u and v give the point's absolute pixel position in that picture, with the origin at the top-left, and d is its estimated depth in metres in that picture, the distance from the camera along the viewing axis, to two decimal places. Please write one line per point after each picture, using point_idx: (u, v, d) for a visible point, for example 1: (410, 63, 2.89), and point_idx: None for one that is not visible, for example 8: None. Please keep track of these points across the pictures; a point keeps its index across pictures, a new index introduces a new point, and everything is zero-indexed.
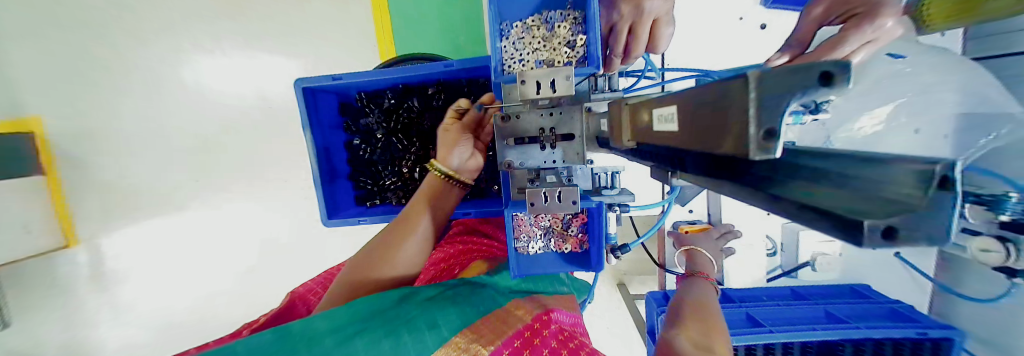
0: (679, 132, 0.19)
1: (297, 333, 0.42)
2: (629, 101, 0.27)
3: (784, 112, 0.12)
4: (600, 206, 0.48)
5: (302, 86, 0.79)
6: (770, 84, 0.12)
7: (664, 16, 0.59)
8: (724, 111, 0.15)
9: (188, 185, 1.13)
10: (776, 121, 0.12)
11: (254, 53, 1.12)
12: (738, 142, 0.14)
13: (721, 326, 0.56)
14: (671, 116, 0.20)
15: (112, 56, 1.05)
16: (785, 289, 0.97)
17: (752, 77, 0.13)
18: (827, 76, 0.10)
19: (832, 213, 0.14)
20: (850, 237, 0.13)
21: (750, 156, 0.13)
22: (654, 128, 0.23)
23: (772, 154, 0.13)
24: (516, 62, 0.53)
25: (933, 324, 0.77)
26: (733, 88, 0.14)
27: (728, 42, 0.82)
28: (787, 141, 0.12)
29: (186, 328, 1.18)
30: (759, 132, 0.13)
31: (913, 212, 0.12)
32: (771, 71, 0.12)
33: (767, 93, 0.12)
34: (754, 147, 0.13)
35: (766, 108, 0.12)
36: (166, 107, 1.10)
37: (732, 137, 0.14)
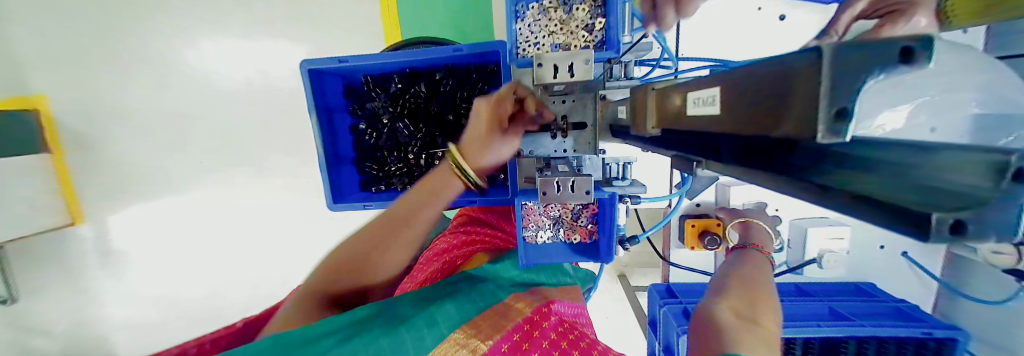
0: (721, 114, 0.19)
1: (292, 339, 0.41)
2: (656, 85, 0.26)
3: (856, 90, 0.11)
4: (613, 197, 0.47)
5: (307, 67, 0.78)
6: (844, 58, 0.11)
7: None
8: (787, 90, 0.14)
9: (194, 166, 1.13)
10: (849, 99, 0.11)
11: (258, 34, 1.10)
12: (801, 124, 0.13)
13: (775, 314, 0.50)
14: (712, 98, 0.19)
15: (116, 34, 1.03)
16: (790, 285, 0.99)
17: (824, 51, 0.11)
18: (907, 53, 0.10)
19: (893, 206, 0.13)
20: (910, 229, 0.12)
21: (817, 138, 0.12)
22: (688, 112, 0.22)
23: (841, 138, 0.12)
24: (531, 45, 0.52)
25: (939, 324, 0.76)
26: (794, 67, 0.13)
27: (745, 32, 0.80)
28: (861, 123, 0.11)
29: (189, 307, 1.20)
30: (829, 113, 0.12)
31: (985, 205, 0.11)
32: (848, 44, 0.11)
33: (839, 69, 0.11)
34: (820, 129, 0.12)
35: (834, 87, 0.11)
36: (171, 87, 1.09)
37: (788, 120, 0.14)
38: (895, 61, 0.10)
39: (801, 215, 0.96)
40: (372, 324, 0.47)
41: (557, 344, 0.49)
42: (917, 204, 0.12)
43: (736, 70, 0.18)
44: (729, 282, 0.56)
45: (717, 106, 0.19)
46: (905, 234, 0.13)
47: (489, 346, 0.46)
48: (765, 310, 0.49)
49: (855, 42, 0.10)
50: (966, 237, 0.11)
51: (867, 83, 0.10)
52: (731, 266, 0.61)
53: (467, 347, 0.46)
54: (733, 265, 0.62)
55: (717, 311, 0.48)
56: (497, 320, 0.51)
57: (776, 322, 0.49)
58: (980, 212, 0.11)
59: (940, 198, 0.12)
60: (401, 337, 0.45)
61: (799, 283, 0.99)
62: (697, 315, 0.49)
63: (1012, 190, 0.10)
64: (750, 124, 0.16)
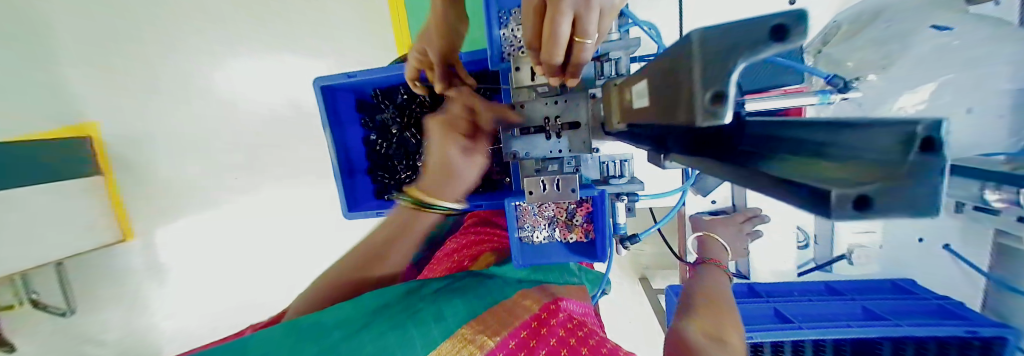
0: (649, 107, 0.18)
1: (303, 326, 0.44)
2: (617, 82, 0.27)
3: (730, 73, 0.11)
4: (604, 194, 0.48)
5: (320, 84, 0.84)
6: (715, 43, 0.12)
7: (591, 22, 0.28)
8: (679, 80, 0.14)
9: (227, 183, 1.22)
10: (724, 82, 0.11)
11: (278, 56, 1.18)
12: (687, 109, 0.13)
13: (736, 325, 0.53)
14: (643, 91, 0.19)
15: (157, 65, 1.14)
16: (819, 284, 0.93)
17: (696, 35, 0.12)
18: (780, 31, 0.10)
19: (805, 183, 0.12)
20: (818, 210, 0.12)
21: (699, 123, 0.12)
22: (634, 105, 0.22)
23: (721, 120, 0.12)
24: (516, 49, 0.54)
25: (985, 322, 0.70)
26: (683, 57, 0.13)
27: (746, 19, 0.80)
28: (735, 105, 0.12)
29: (224, 315, 1.28)
30: (708, 96, 0.12)
31: (888, 178, 0.10)
32: (715, 28, 0.11)
33: (713, 56, 0.12)
34: (700, 113, 0.12)
35: (709, 69, 0.12)
36: (205, 111, 1.18)
37: (681, 109, 0.14)
38: (765, 38, 0.10)
39: None
40: (382, 317, 0.48)
41: (564, 341, 0.49)
42: (821, 181, 0.12)
43: (657, 61, 0.18)
44: (699, 300, 0.58)
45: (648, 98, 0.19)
46: (811, 211, 0.12)
47: (496, 342, 0.46)
48: (736, 334, 0.50)
49: (723, 28, 0.11)
50: (868, 212, 0.10)
51: (736, 65, 0.11)
52: (697, 281, 0.64)
53: (474, 343, 0.46)
54: (691, 281, 0.64)
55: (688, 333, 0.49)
56: (505, 318, 0.52)
57: (745, 341, 0.50)
58: (884, 184, 0.10)
59: (842, 176, 0.12)
60: (409, 332, 0.45)
61: (829, 281, 0.93)
62: (669, 340, 0.50)
63: (921, 159, 0.10)
64: (663, 114, 0.16)
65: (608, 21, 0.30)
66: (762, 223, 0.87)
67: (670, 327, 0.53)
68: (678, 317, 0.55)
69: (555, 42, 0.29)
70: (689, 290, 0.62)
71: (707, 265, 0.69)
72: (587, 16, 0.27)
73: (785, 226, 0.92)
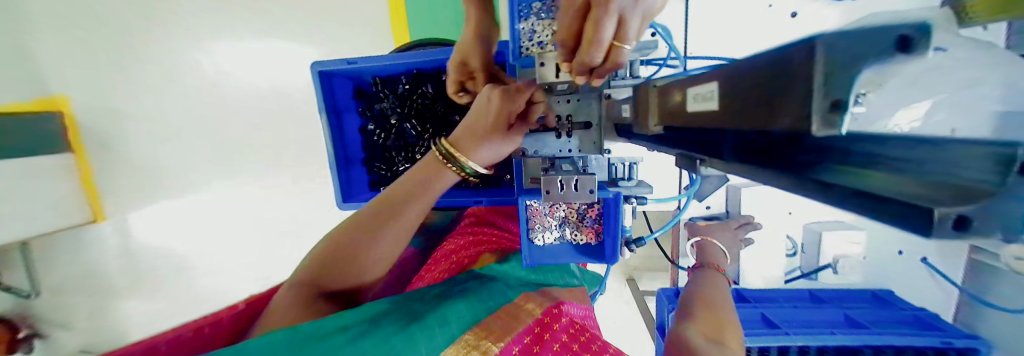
0: (721, 110, 0.18)
1: (302, 323, 0.42)
2: (657, 84, 0.26)
3: (852, 81, 0.11)
4: (618, 197, 0.47)
5: (318, 69, 0.81)
6: (839, 52, 0.11)
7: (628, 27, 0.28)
8: (781, 86, 0.14)
9: (212, 165, 1.16)
10: (845, 93, 0.11)
11: (271, 37, 1.12)
12: (797, 118, 0.13)
13: (734, 327, 0.53)
14: (710, 93, 0.19)
15: (138, 37, 1.08)
16: (804, 292, 0.96)
17: (818, 44, 0.12)
18: (904, 42, 0.10)
19: (892, 199, 0.13)
20: (912, 226, 0.12)
21: (812, 132, 0.12)
22: (688, 109, 0.21)
23: (835, 129, 0.12)
24: (535, 44, 0.53)
25: (958, 333, 0.74)
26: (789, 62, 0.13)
27: (743, 29, 0.86)
28: (854, 115, 0.12)
29: (202, 304, 1.23)
30: (824, 105, 0.12)
31: (999, 195, 0.10)
32: (836, 39, 0.11)
33: (835, 63, 0.11)
34: (816, 122, 0.12)
35: (830, 79, 0.12)
36: (190, 89, 1.12)
37: (784, 114, 0.14)
38: (892, 49, 0.10)
39: (814, 219, 0.95)
40: (386, 321, 0.46)
41: (568, 346, 0.50)
42: (911, 196, 0.12)
43: (731, 64, 0.18)
44: (699, 303, 0.59)
45: (715, 102, 0.19)
46: (909, 231, 0.13)
47: (501, 348, 0.47)
48: (734, 337, 0.51)
49: (852, 36, 0.11)
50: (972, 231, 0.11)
51: (864, 73, 0.10)
52: (698, 285, 0.65)
53: (479, 349, 0.46)
54: (691, 284, 0.66)
55: (691, 336, 0.50)
56: (509, 323, 0.52)
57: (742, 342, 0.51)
58: (991, 204, 0.10)
59: (931, 194, 0.11)
60: (414, 338, 0.44)
61: (814, 289, 0.96)
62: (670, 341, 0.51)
63: None
64: (746, 120, 0.16)
65: (643, 27, 0.30)
66: (754, 230, 0.90)
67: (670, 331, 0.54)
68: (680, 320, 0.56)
69: (597, 45, 0.28)
70: (691, 291, 0.64)
71: (706, 270, 0.70)
72: (631, 22, 0.28)
73: (775, 233, 0.95)
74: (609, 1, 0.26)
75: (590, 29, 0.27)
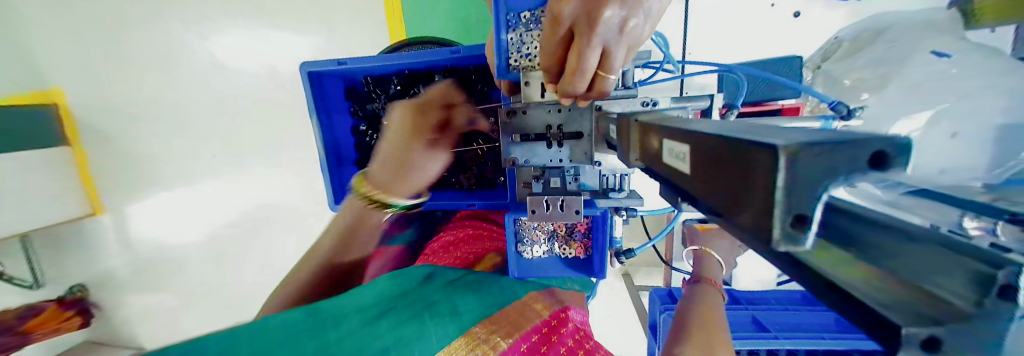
0: (692, 176, 0.16)
1: (323, 310, 0.44)
2: (640, 117, 0.24)
3: (818, 197, 0.10)
4: (605, 215, 0.46)
5: (307, 70, 0.79)
6: (802, 166, 0.10)
7: (612, 61, 0.29)
8: (746, 177, 0.12)
9: (210, 163, 1.16)
10: (808, 209, 0.11)
11: (262, 31, 1.10)
12: (760, 219, 0.12)
13: (728, 343, 0.52)
14: (682, 154, 0.17)
15: (129, 34, 1.06)
16: (796, 293, 0.96)
17: (781, 154, 0.10)
18: (877, 158, 0.10)
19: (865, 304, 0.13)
20: (884, 336, 0.12)
21: (775, 243, 0.12)
22: (663, 160, 0.19)
23: (800, 242, 0.11)
24: (523, 56, 0.51)
25: None
26: (751, 158, 0.12)
27: (745, 27, 0.84)
28: (818, 231, 0.11)
29: (201, 296, 1.25)
30: (786, 220, 0.11)
31: (955, 322, 0.11)
32: (805, 151, 0.10)
33: (800, 171, 0.10)
34: (778, 234, 0.11)
35: (795, 188, 0.11)
36: (183, 86, 1.11)
37: (749, 211, 0.12)
38: (862, 167, 0.10)
39: None
40: (401, 304, 0.48)
41: (574, 351, 0.47)
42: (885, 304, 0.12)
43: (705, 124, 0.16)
44: (694, 317, 0.58)
45: (687, 165, 0.16)
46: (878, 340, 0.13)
47: (509, 344, 0.45)
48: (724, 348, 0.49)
49: (812, 151, 0.10)
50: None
51: (827, 191, 0.10)
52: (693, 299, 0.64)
53: (488, 344, 0.44)
54: (687, 297, 0.67)
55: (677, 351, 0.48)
56: (517, 320, 0.50)
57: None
58: (957, 331, 0.11)
59: (921, 308, 0.12)
60: (425, 324, 0.44)
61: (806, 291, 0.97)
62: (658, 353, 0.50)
63: (995, 309, 0.11)
64: (715, 199, 0.14)
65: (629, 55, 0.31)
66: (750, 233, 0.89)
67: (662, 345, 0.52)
68: (672, 335, 0.55)
69: (580, 73, 0.29)
70: (687, 305, 0.63)
71: (704, 283, 0.71)
72: (615, 51, 0.29)
73: None
74: (591, 36, 0.28)
75: (573, 59, 0.29)
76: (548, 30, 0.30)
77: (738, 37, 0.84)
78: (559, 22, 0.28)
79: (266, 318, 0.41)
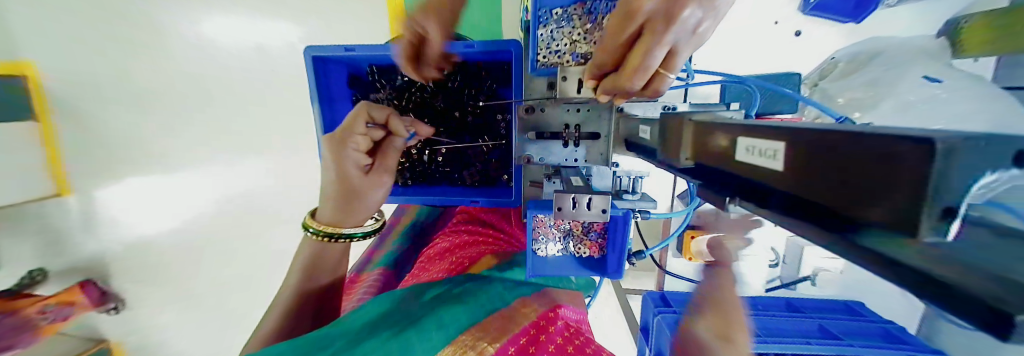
0: (792, 172, 0.17)
1: (308, 341, 0.45)
2: (694, 117, 0.27)
3: (961, 190, 0.10)
4: (628, 215, 0.47)
5: (311, 54, 0.76)
6: (958, 160, 0.10)
7: (675, 58, 0.31)
8: (881, 173, 0.12)
9: (193, 145, 1.10)
10: (956, 202, 0.11)
11: (260, 13, 1.06)
12: (895, 214, 0.12)
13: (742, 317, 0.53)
14: (774, 151, 0.18)
15: (113, 4, 1.00)
16: (782, 300, 0.99)
17: (937, 149, 0.10)
18: None
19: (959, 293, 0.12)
20: (986, 326, 0.11)
21: (915, 235, 0.11)
22: (738, 158, 0.21)
23: (938, 234, 0.11)
24: (552, 53, 0.48)
25: (924, 348, 0.79)
26: (895, 149, 0.12)
27: (748, 42, 0.86)
28: (962, 221, 0.11)
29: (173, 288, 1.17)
30: (933, 212, 0.11)
31: None
32: (959, 146, 0.10)
33: (956, 166, 0.10)
34: (921, 227, 0.11)
35: (942, 187, 0.11)
36: (170, 63, 1.05)
37: (881, 205, 0.12)
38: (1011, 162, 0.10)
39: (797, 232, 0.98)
40: (385, 324, 0.50)
41: (563, 348, 0.47)
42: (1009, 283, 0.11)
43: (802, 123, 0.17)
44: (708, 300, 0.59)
45: (782, 162, 0.18)
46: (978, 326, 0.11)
47: (497, 347, 0.45)
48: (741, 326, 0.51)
49: (968, 145, 0.10)
50: None
51: (979, 183, 0.10)
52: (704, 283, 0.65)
53: (475, 349, 0.45)
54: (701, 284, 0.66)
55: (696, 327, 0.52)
56: (505, 325, 0.50)
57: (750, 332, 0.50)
58: None
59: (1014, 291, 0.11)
60: (410, 339, 0.45)
61: (792, 299, 1.00)
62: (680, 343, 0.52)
63: None
64: (836, 196, 0.15)
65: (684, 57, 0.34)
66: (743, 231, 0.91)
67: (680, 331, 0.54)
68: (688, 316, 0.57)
69: (641, 72, 0.31)
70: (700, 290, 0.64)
71: None
72: (682, 51, 0.31)
73: (759, 243, 0.99)
74: (663, 34, 0.29)
75: (640, 56, 0.30)
76: (617, 25, 0.31)
77: (741, 52, 0.87)
78: (632, 17, 0.29)
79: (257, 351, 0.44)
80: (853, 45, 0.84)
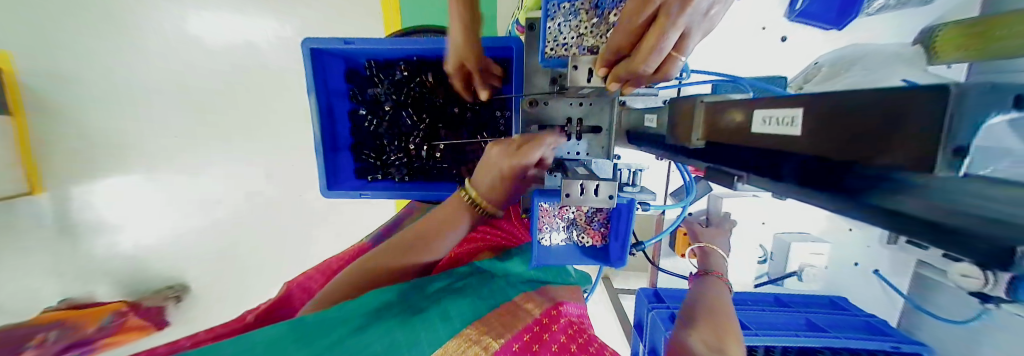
0: (809, 136, 0.20)
1: (309, 325, 0.44)
2: (706, 99, 0.30)
3: (976, 127, 0.13)
4: (630, 204, 0.48)
5: (309, 47, 0.76)
6: (968, 99, 0.13)
7: (686, 39, 0.36)
8: (901, 121, 0.15)
9: (179, 139, 1.06)
10: (966, 141, 0.13)
11: (255, 7, 1.04)
12: (916, 156, 0.14)
13: (735, 333, 0.57)
14: (792, 119, 0.21)
15: None
16: (769, 296, 1.03)
17: (951, 90, 0.13)
18: None
19: (969, 232, 0.14)
20: (996, 260, 0.13)
21: (932, 171, 0.14)
22: (753, 130, 0.24)
23: (954, 173, 0.14)
24: (560, 45, 0.49)
25: (905, 339, 0.83)
26: (914, 99, 0.14)
27: (738, 45, 0.89)
28: (972, 158, 0.13)
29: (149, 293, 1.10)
30: (947, 151, 0.13)
31: None
32: (974, 90, 0.13)
33: (965, 106, 0.13)
34: (938, 164, 0.14)
35: (955, 126, 0.13)
36: (153, 53, 1.00)
37: (900, 151, 0.15)
38: (1013, 103, 0.12)
39: (784, 230, 1.02)
40: (389, 313, 0.49)
41: (566, 347, 0.48)
42: (994, 213, 0.13)
43: (815, 94, 0.20)
44: (699, 309, 0.62)
45: (798, 128, 0.21)
46: (994, 265, 0.13)
47: (501, 344, 0.46)
48: (734, 342, 0.55)
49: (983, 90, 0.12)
50: None
51: (991, 120, 0.13)
52: (699, 292, 0.67)
53: (479, 344, 0.45)
54: (694, 293, 0.68)
55: (691, 337, 0.55)
56: (508, 320, 0.50)
57: (742, 347, 0.55)
58: None
59: None
60: (415, 330, 0.45)
61: (779, 294, 1.04)
62: (671, 348, 0.55)
63: None
64: (855, 152, 0.17)
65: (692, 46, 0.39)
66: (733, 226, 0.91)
67: (672, 338, 0.58)
68: (681, 326, 0.60)
69: (655, 52, 0.35)
70: (693, 299, 0.66)
71: (707, 276, 0.72)
72: (694, 35, 0.36)
73: (749, 241, 1.02)
74: (678, 16, 0.33)
75: (654, 39, 0.34)
76: (635, 6, 0.34)
77: (731, 54, 0.90)
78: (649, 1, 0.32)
79: (253, 333, 0.42)
80: (835, 51, 0.88)
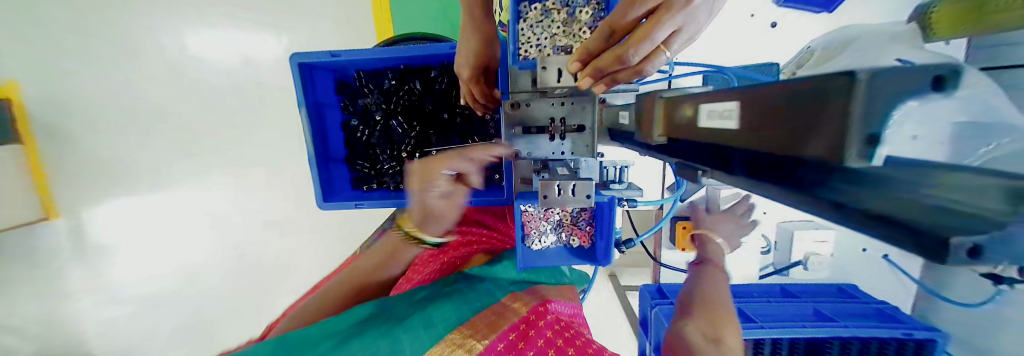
0: (744, 129, 0.20)
1: (292, 340, 0.45)
2: (665, 94, 0.30)
3: (885, 117, 0.12)
4: (612, 201, 0.47)
5: (297, 61, 0.76)
6: (880, 82, 0.12)
7: (675, 37, 0.38)
8: (823, 109, 0.15)
9: (176, 159, 1.06)
10: (875, 129, 0.13)
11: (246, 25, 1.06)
12: (833, 148, 0.14)
13: (733, 318, 0.58)
14: (731, 112, 0.21)
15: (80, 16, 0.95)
16: (775, 286, 1.00)
17: (858, 76, 0.13)
18: (939, 81, 0.11)
19: (916, 221, 0.13)
20: (939, 250, 0.13)
21: (846, 162, 0.14)
22: (700, 124, 0.24)
23: (869, 160, 0.13)
24: (534, 45, 0.48)
25: (919, 325, 0.79)
26: (833, 86, 0.14)
27: (726, 34, 0.88)
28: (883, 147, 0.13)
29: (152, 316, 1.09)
30: (859, 139, 0.13)
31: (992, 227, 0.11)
32: (882, 75, 0.12)
33: (875, 90, 0.12)
34: (852, 154, 0.13)
35: (868, 113, 0.13)
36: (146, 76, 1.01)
37: (821, 143, 0.15)
38: (925, 87, 0.11)
39: (787, 219, 1.00)
40: (376, 324, 0.50)
41: (552, 343, 0.47)
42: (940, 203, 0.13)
43: (748, 88, 0.20)
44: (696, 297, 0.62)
45: (735, 121, 0.21)
46: (933, 257, 0.13)
47: (485, 345, 0.45)
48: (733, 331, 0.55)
49: (892, 75, 0.12)
50: (984, 258, 0.11)
51: (898, 107, 0.12)
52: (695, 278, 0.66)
53: (463, 347, 0.46)
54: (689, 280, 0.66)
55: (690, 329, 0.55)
56: (494, 320, 0.50)
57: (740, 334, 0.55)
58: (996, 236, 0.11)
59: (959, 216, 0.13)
60: (398, 338, 0.46)
61: (785, 284, 1.01)
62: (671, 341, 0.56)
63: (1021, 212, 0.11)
64: (786, 143, 0.17)
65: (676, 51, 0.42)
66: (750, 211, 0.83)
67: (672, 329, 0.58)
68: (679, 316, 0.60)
69: (647, 41, 0.36)
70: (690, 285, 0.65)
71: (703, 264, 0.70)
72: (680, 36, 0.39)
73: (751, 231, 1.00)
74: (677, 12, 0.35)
75: (648, 28, 0.35)
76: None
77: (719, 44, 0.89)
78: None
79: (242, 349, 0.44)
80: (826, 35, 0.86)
